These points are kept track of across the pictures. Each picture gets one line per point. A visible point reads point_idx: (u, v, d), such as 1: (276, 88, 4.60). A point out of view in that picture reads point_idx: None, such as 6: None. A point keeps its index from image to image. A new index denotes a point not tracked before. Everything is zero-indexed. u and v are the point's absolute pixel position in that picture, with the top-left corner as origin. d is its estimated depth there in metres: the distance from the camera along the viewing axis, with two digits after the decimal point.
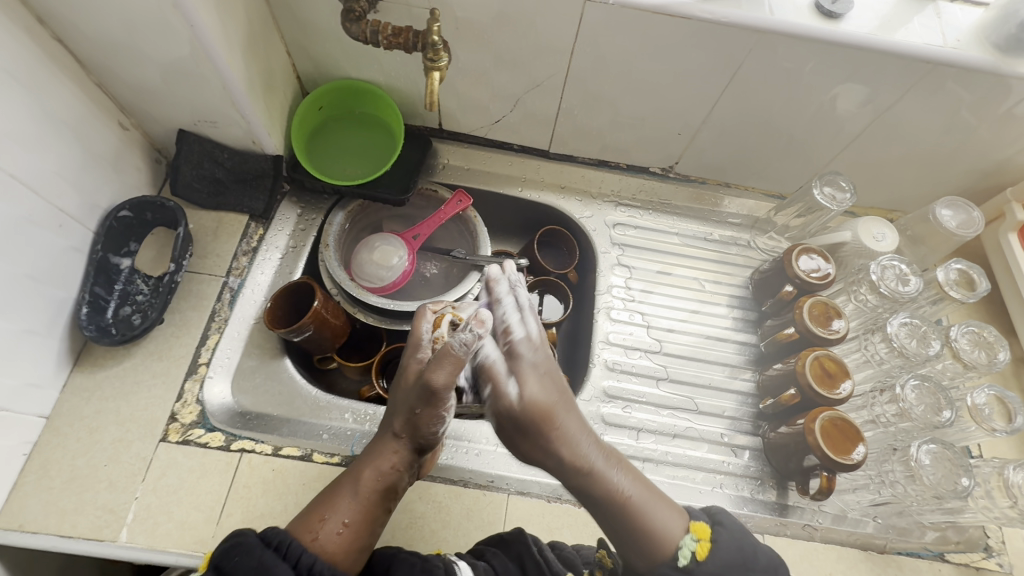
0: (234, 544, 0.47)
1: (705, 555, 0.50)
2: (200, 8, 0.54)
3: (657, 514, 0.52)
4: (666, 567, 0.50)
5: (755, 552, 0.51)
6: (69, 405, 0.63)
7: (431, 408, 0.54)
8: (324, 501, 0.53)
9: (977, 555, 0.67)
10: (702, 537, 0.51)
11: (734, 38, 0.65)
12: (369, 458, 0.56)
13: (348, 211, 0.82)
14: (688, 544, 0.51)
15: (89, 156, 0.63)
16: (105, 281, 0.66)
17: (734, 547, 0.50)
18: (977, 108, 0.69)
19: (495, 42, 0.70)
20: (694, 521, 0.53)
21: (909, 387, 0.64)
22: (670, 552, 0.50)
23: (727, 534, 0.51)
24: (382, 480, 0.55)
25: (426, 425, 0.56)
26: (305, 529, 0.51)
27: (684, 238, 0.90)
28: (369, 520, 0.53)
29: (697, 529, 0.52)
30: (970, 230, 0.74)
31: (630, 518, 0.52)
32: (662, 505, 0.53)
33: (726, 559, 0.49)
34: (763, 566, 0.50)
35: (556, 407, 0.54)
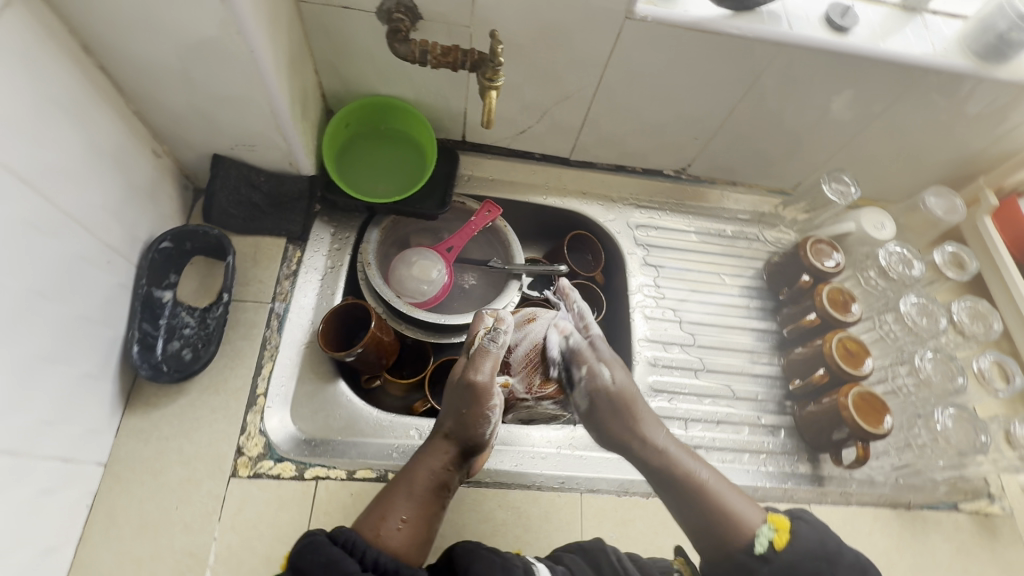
0: (304, 543, 0.45)
1: (784, 544, 0.51)
2: (259, 35, 0.55)
3: (736, 505, 0.55)
4: (743, 554, 0.52)
5: (839, 548, 0.51)
6: (127, 449, 0.60)
7: (478, 404, 0.57)
8: (381, 500, 0.52)
9: (984, 501, 0.75)
10: (780, 528, 0.52)
11: (755, 51, 0.70)
12: (421, 458, 0.56)
13: (382, 228, 0.81)
14: (766, 534, 0.52)
15: (129, 187, 0.61)
16: (150, 317, 0.63)
17: (815, 540, 0.51)
18: (955, 110, 0.78)
19: (531, 57, 0.72)
20: (773, 513, 0.54)
21: (927, 359, 0.74)
22: (747, 539, 0.52)
23: (807, 526, 0.52)
24: (435, 479, 0.55)
25: (473, 422, 0.57)
26: (366, 526, 0.50)
27: (700, 235, 0.95)
28: (426, 518, 0.53)
29: (776, 520, 0.53)
30: (954, 215, 0.86)
31: (710, 503, 0.55)
32: (738, 496, 0.56)
33: (806, 548, 0.50)
34: (847, 562, 0.50)
35: (639, 398, 0.61)
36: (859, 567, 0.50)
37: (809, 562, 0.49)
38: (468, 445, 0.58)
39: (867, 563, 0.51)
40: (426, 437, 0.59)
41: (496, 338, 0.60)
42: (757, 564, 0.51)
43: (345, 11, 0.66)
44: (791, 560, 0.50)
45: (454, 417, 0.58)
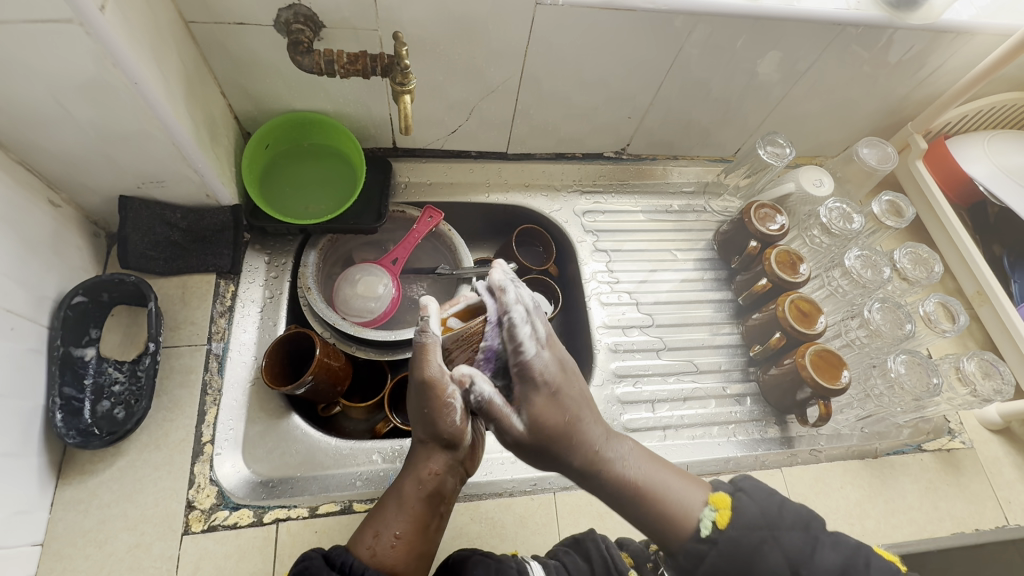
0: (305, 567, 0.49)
1: (727, 522, 0.51)
2: (143, 68, 0.51)
3: (675, 492, 0.53)
4: (691, 543, 0.51)
5: (779, 512, 0.52)
6: (65, 523, 0.56)
7: (440, 403, 0.52)
8: (375, 516, 0.54)
9: (946, 438, 0.77)
10: (721, 506, 0.52)
11: (675, 24, 0.68)
12: (409, 469, 0.55)
13: (319, 249, 0.77)
14: (709, 515, 0.52)
15: (24, 244, 0.57)
16: (73, 379, 0.60)
17: (754, 510, 0.51)
18: (875, 63, 0.78)
19: (447, 54, 0.69)
20: (714, 492, 0.54)
21: (876, 310, 0.75)
22: (691, 527, 0.51)
23: (747, 498, 0.52)
24: (423, 489, 0.54)
25: (445, 424, 0.53)
26: (361, 544, 0.51)
27: (647, 213, 0.95)
28: (420, 531, 0.53)
29: (716, 499, 0.53)
30: (887, 164, 0.86)
31: (648, 500, 0.53)
32: (678, 483, 0.55)
33: (747, 520, 0.51)
34: (789, 524, 0.51)
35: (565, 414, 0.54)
36: (802, 526, 0.51)
37: (751, 534, 0.50)
38: (450, 444, 0.55)
39: (812, 521, 0.52)
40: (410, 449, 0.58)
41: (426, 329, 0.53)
42: (705, 549, 0.51)
43: (241, 28, 0.61)
44: (734, 538, 0.50)
45: (422, 422, 0.54)
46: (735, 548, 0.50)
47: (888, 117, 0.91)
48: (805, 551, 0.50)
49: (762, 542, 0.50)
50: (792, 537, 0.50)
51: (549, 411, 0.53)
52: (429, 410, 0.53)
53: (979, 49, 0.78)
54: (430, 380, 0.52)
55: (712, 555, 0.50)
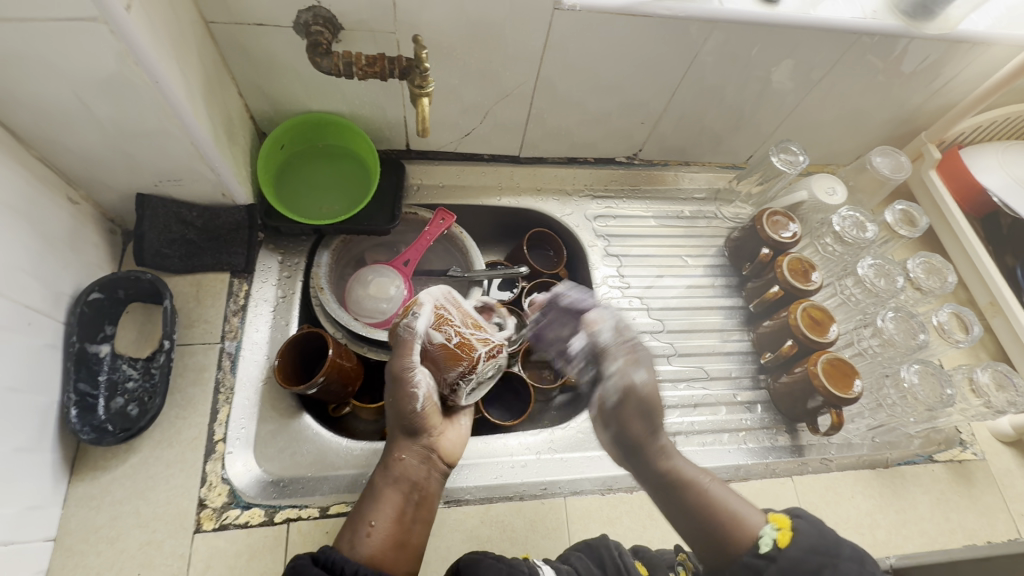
0: (294, 566, 0.47)
1: (788, 541, 0.47)
2: (162, 63, 0.51)
3: (734, 505, 0.52)
4: (749, 557, 0.48)
5: (839, 541, 0.46)
6: (76, 519, 0.56)
7: (402, 392, 0.57)
8: (352, 514, 0.54)
9: (957, 450, 0.77)
10: (783, 527, 0.48)
11: (691, 31, 0.68)
12: (380, 464, 0.57)
13: (332, 249, 0.78)
14: (768, 533, 0.48)
15: (43, 240, 0.57)
16: (87, 375, 0.60)
17: (816, 533, 0.46)
18: (889, 72, 0.78)
19: (463, 58, 0.69)
20: (774, 513, 0.50)
21: (888, 320, 0.75)
22: (749, 542, 0.49)
23: (807, 522, 0.48)
24: (399, 479, 0.56)
25: (406, 413, 0.57)
26: (342, 539, 0.52)
27: (658, 219, 0.95)
28: (398, 519, 0.54)
29: (777, 519, 0.49)
30: (900, 173, 0.86)
31: (711, 509, 0.52)
32: (737, 498, 0.53)
33: (808, 543, 0.46)
34: (848, 555, 0.45)
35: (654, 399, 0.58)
36: (859, 560, 0.45)
37: (811, 559, 0.45)
38: (413, 430, 0.58)
39: (870, 554, 0.46)
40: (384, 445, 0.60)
41: (449, 322, 0.59)
42: (762, 565, 0.46)
43: (261, 28, 0.62)
44: (795, 557, 0.45)
45: (392, 412, 0.58)
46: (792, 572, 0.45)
47: (900, 127, 0.91)
48: None
49: (823, 569, 0.44)
50: (854, 569, 0.44)
51: (635, 420, 0.58)
52: (395, 400, 0.58)
53: (994, 60, 0.78)
54: (403, 372, 0.57)
55: (770, 572, 0.46)
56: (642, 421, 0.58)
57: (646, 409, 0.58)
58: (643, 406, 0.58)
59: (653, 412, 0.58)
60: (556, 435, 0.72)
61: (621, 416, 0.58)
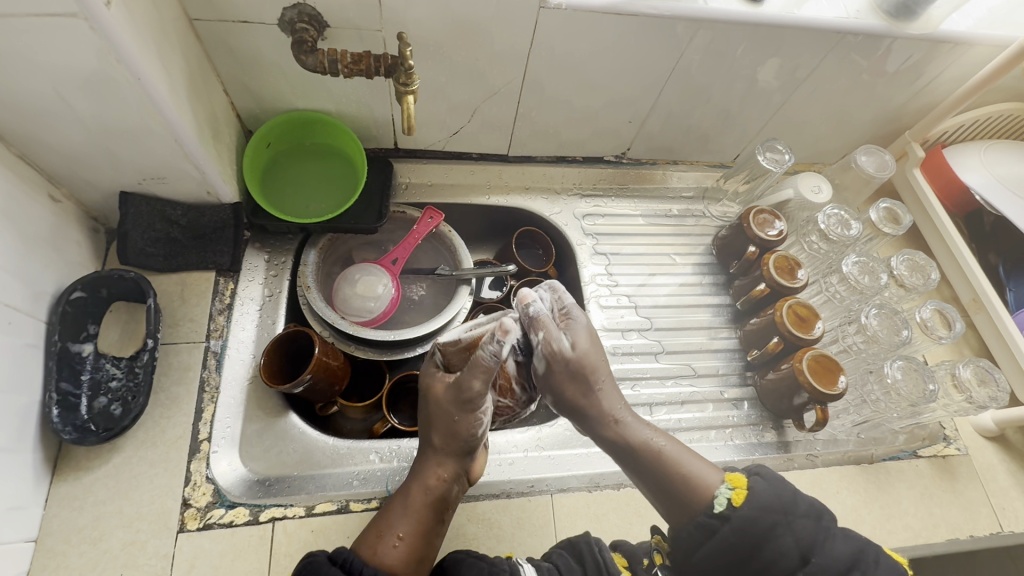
0: (307, 563, 0.48)
1: (742, 500, 0.50)
2: (145, 61, 0.51)
3: (692, 466, 0.54)
4: (704, 516, 0.51)
5: (794, 499, 0.51)
6: (58, 520, 0.56)
7: (469, 413, 0.56)
8: (379, 518, 0.54)
9: (941, 445, 0.78)
10: (737, 486, 0.52)
11: (677, 30, 0.69)
12: (414, 473, 0.57)
13: (319, 247, 0.77)
14: (723, 492, 0.51)
15: (23, 238, 0.56)
16: (70, 375, 0.59)
17: (770, 493, 0.50)
18: (872, 71, 0.79)
19: (450, 56, 0.69)
20: (728, 473, 0.53)
21: (873, 316, 0.75)
22: (704, 500, 0.52)
23: (763, 482, 0.51)
24: (429, 493, 0.55)
25: (462, 432, 0.56)
26: (364, 546, 0.52)
27: (646, 217, 0.95)
28: (424, 535, 0.53)
29: (732, 479, 0.53)
30: (885, 171, 0.87)
31: (666, 469, 0.54)
32: (696, 460, 0.55)
33: (762, 502, 0.50)
34: (803, 511, 0.50)
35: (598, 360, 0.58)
36: (815, 515, 0.50)
37: (766, 516, 0.49)
38: (460, 451, 0.57)
39: (825, 511, 0.51)
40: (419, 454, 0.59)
41: (495, 351, 0.53)
42: (717, 524, 0.50)
43: (246, 25, 0.62)
44: (748, 516, 0.49)
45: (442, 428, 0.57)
46: (748, 527, 0.49)
47: (885, 126, 0.92)
48: (816, 540, 0.48)
49: (775, 525, 0.49)
50: (806, 524, 0.49)
51: (568, 383, 0.57)
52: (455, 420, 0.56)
53: (976, 59, 0.79)
54: (470, 391, 0.54)
55: (724, 530, 0.49)
56: (578, 384, 0.57)
57: (578, 371, 0.57)
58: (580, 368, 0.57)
59: (586, 376, 0.57)
60: (543, 432, 0.72)
61: (554, 381, 0.57)
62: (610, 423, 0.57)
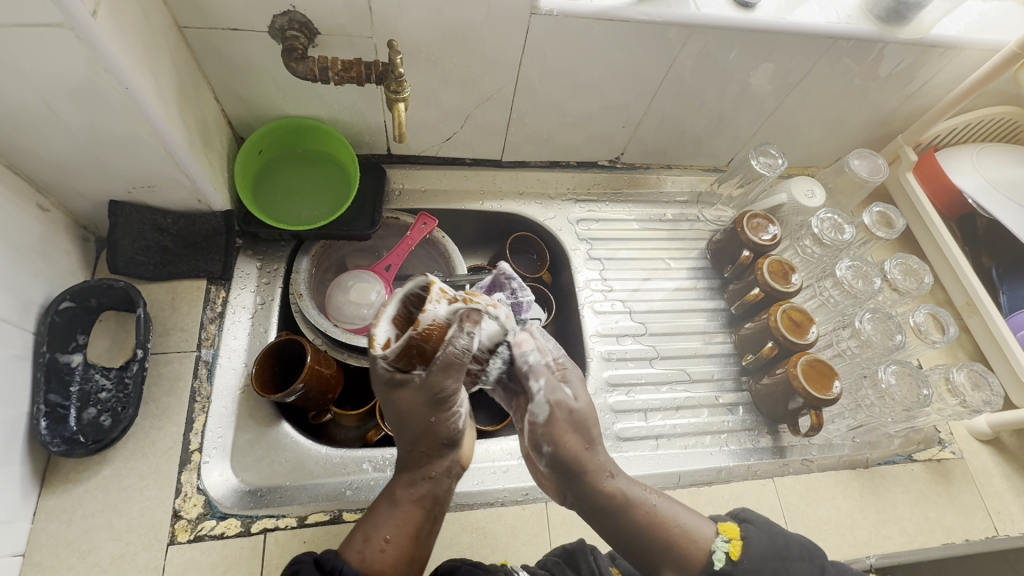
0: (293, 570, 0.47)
1: (739, 552, 0.51)
2: (133, 69, 0.50)
3: (683, 518, 0.53)
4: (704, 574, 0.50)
5: (786, 542, 0.51)
6: (46, 533, 0.55)
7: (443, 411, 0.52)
8: (366, 520, 0.52)
9: (936, 449, 0.78)
10: (733, 537, 0.52)
11: (669, 35, 0.69)
12: (399, 469, 0.55)
13: (312, 255, 0.77)
14: (721, 546, 0.51)
15: (12, 249, 0.56)
16: (58, 386, 0.59)
17: (765, 541, 0.51)
18: (864, 76, 0.79)
19: (442, 62, 0.69)
20: (723, 522, 0.54)
21: (866, 321, 0.76)
22: (703, 557, 0.51)
23: (756, 530, 0.52)
24: (415, 491, 0.54)
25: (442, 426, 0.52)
26: (351, 551, 0.50)
27: (641, 222, 0.95)
28: (413, 536, 0.51)
29: (727, 530, 0.53)
30: (878, 175, 0.87)
31: (648, 531, 0.52)
32: (696, 517, 0.54)
33: (761, 552, 0.50)
34: (798, 555, 0.50)
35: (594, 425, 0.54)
36: (809, 559, 0.50)
37: (767, 566, 0.49)
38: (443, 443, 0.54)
39: (817, 551, 0.52)
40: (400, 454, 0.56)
41: (465, 345, 0.47)
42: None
43: (236, 33, 0.61)
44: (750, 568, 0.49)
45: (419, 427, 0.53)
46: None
47: (878, 130, 0.93)
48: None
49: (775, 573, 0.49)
50: (803, 568, 0.49)
51: (567, 431, 0.52)
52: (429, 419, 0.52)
53: (968, 63, 0.79)
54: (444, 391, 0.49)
55: None
56: (577, 443, 0.52)
57: (579, 422, 0.53)
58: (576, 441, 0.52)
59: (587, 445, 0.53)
60: None
61: (554, 431, 0.52)
62: (603, 482, 0.53)
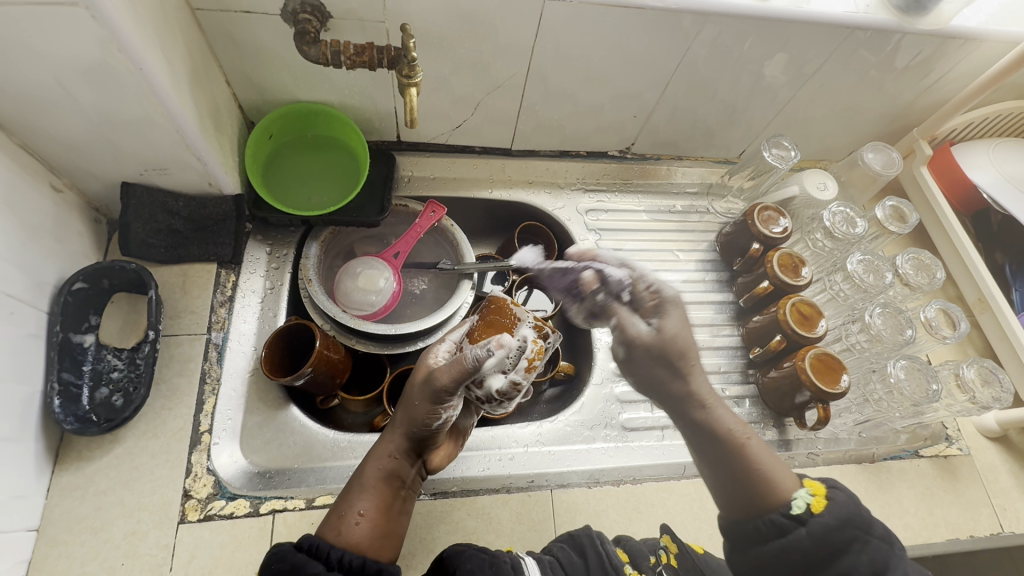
0: (276, 552, 0.48)
1: (821, 507, 0.48)
2: (145, 49, 0.50)
3: (773, 465, 0.53)
4: (778, 516, 0.49)
5: (871, 518, 0.47)
6: (60, 509, 0.56)
7: (429, 402, 0.53)
8: (340, 499, 0.53)
9: (943, 445, 0.77)
10: (817, 493, 0.50)
11: (684, 23, 0.68)
12: (371, 451, 0.56)
13: (321, 240, 0.77)
14: (802, 497, 0.49)
15: (26, 228, 0.56)
16: (72, 365, 0.59)
17: (850, 504, 0.48)
18: (881, 68, 0.78)
19: (453, 48, 0.69)
20: (809, 482, 0.52)
21: (877, 315, 0.75)
22: (782, 501, 0.50)
23: (844, 495, 0.49)
24: (387, 471, 0.54)
25: (420, 417, 0.53)
26: (327, 528, 0.50)
27: (650, 213, 0.95)
28: (384, 511, 0.53)
29: (812, 488, 0.51)
30: (892, 169, 0.86)
31: (739, 458, 0.55)
32: (778, 464, 0.54)
33: (842, 513, 0.47)
34: (881, 533, 0.46)
35: (689, 346, 0.61)
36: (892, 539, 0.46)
37: (846, 531, 0.46)
38: (418, 435, 0.55)
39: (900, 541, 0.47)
40: (377, 440, 0.57)
41: (478, 355, 0.50)
42: (793, 526, 0.48)
43: (248, 16, 0.61)
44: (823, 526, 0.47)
45: (404, 411, 0.55)
46: (823, 536, 0.46)
47: (892, 123, 0.91)
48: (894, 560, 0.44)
49: (853, 540, 0.45)
50: (885, 545, 0.45)
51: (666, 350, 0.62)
52: (414, 406, 0.54)
53: (988, 56, 0.78)
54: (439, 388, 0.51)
55: (799, 532, 0.47)
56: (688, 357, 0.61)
57: (675, 349, 0.61)
58: (678, 348, 0.61)
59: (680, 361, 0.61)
60: (543, 428, 0.72)
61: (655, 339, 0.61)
62: (700, 403, 0.59)
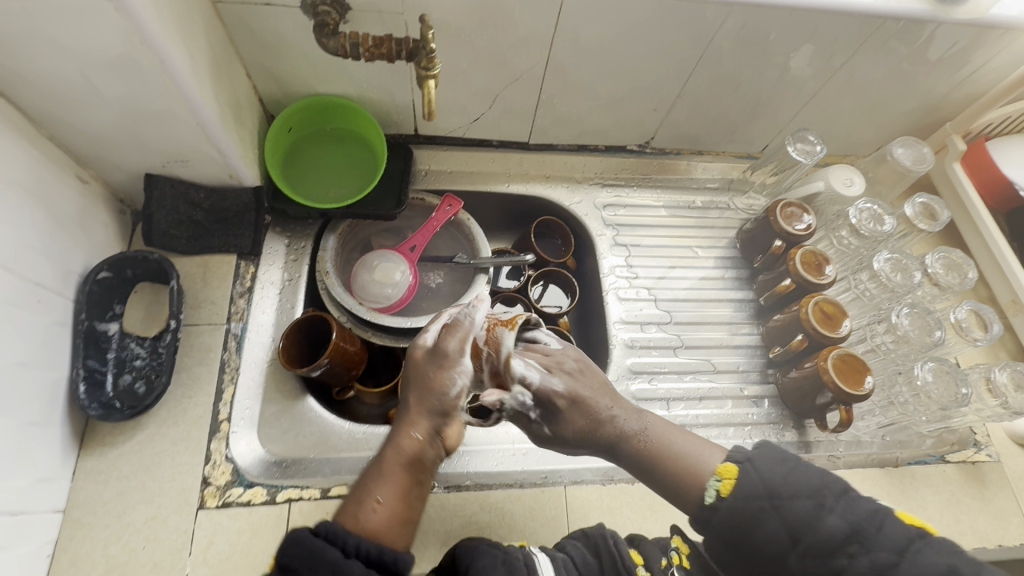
0: (293, 537, 0.44)
1: (728, 491, 0.50)
2: (168, 41, 0.51)
3: (688, 454, 0.55)
4: (702, 504, 0.51)
5: (785, 480, 0.49)
6: (84, 493, 0.58)
7: (437, 366, 0.53)
8: (358, 487, 0.49)
9: (971, 450, 0.75)
10: (726, 476, 0.51)
11: (708, 14, 0.66)
12: (391, 436, 0.52)
13: (338, 232, 0.77)
14: (712, 484, 0.51)
15: (53, 217, 0.58)
16: (96, 352, 0.61)
17: (757, 481, 0.49)
18: (913, 60, 0.75)
19: (472, 40, 0.68)
20: (722, 462, 0.53)
21: (904, 315, 0.73)
22: (704, 489, 0.52)
23: (751, 470, 0.50)
24: (407, 453, 0.50)
25: (435, 386, 0.52)
26: (345, 516, 0.47)
27: (669, 209, 0.93)
28: (404, 497, 0.48)
29: (724, 469, 0.52)
30: (922, 164, 0.83)
31: (664, 466, 0.55)
32: (690, 447, 0.56)
33: (746, 492, 0.49)
34: (793, 493, 0.48)
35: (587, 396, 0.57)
36: (810, 496, 0.48)
37: (751, 504, 0.48)
38: (438, 409, 0.52)
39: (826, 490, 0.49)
40: (397, 422, 0.53)
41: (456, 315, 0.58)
42: (708, 514, 0.50)
43: (268, 8, 0.61)
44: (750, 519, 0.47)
45: (418, 388, 0.53)
46: (735, 520, 0.49)
47: (923, 117, 0.88)
48: (810, 519, 0.47)
49: (762, 511, 0.48)
50: (796, 505, 0.48)
51: (576, 415, 0.56)
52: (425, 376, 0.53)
53: None
54: (443, 349, 0.54)
55: (715, 520, 0.50)
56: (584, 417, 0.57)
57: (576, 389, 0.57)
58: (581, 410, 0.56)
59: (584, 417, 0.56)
60: None
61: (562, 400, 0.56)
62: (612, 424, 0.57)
